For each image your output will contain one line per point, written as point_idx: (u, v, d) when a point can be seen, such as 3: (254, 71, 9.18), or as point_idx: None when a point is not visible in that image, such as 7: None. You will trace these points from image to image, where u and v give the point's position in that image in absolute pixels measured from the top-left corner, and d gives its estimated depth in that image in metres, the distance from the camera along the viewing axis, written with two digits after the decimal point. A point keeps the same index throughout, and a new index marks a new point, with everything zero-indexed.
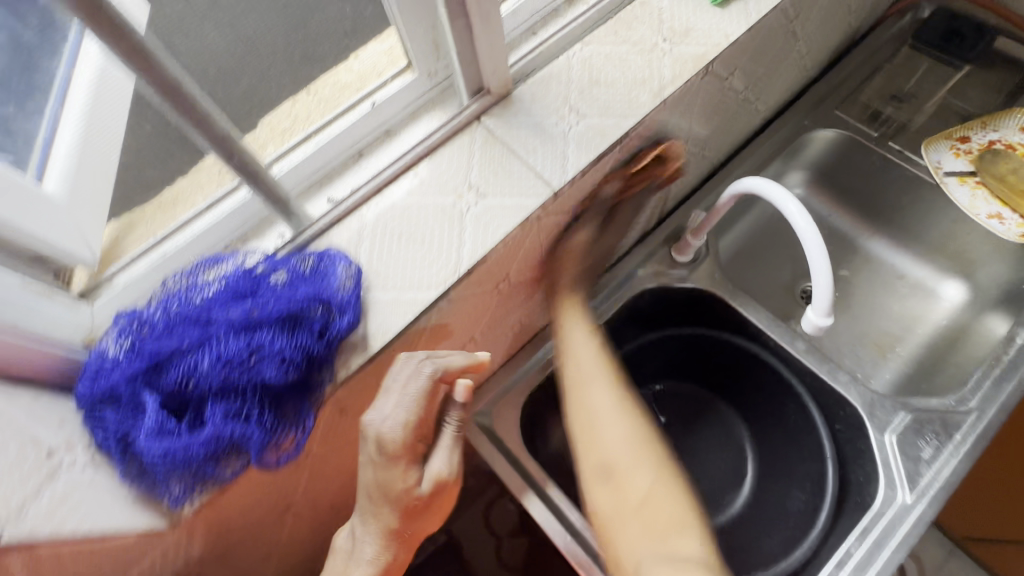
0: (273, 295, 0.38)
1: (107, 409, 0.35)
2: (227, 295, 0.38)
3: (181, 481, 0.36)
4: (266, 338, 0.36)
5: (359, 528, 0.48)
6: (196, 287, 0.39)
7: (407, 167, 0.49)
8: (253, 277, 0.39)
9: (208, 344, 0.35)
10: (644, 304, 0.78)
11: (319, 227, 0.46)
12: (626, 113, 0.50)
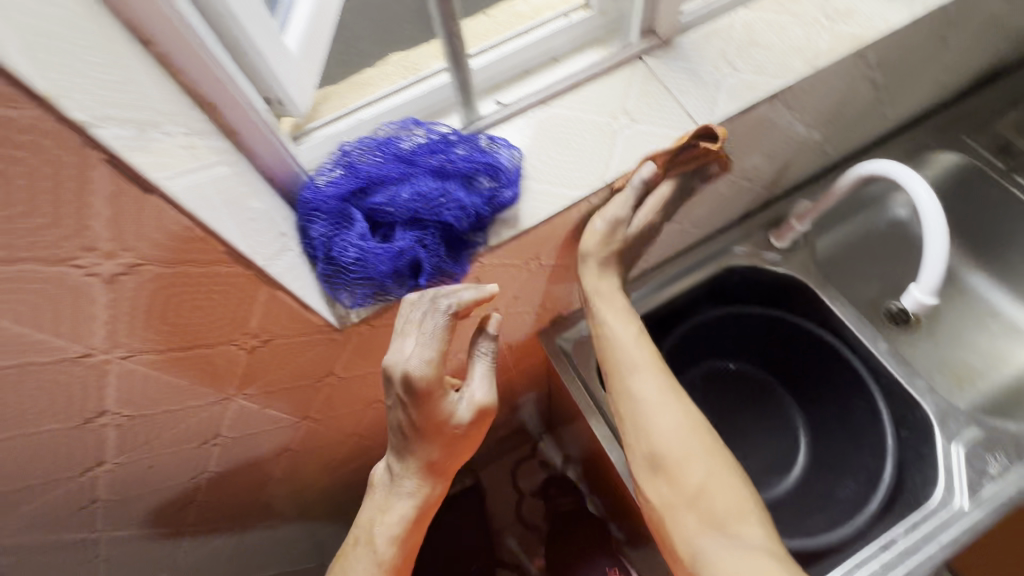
0: (460, 157, 0.46)
1: (317, 215, 0.43)
2: (424, 149, 0.46)
3: (363, 287, 0.44)
4: (454, 188, 0.45)
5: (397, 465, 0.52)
6: (396, 138, 0.46)
7: (569, 87, 0.56)
8: (443, 140, 0.46)
9: (410, 180, 0.44)
10: (732, 278, 0.82)
11: (490, 122, 0.54)
12: (778, 74, 0.54)
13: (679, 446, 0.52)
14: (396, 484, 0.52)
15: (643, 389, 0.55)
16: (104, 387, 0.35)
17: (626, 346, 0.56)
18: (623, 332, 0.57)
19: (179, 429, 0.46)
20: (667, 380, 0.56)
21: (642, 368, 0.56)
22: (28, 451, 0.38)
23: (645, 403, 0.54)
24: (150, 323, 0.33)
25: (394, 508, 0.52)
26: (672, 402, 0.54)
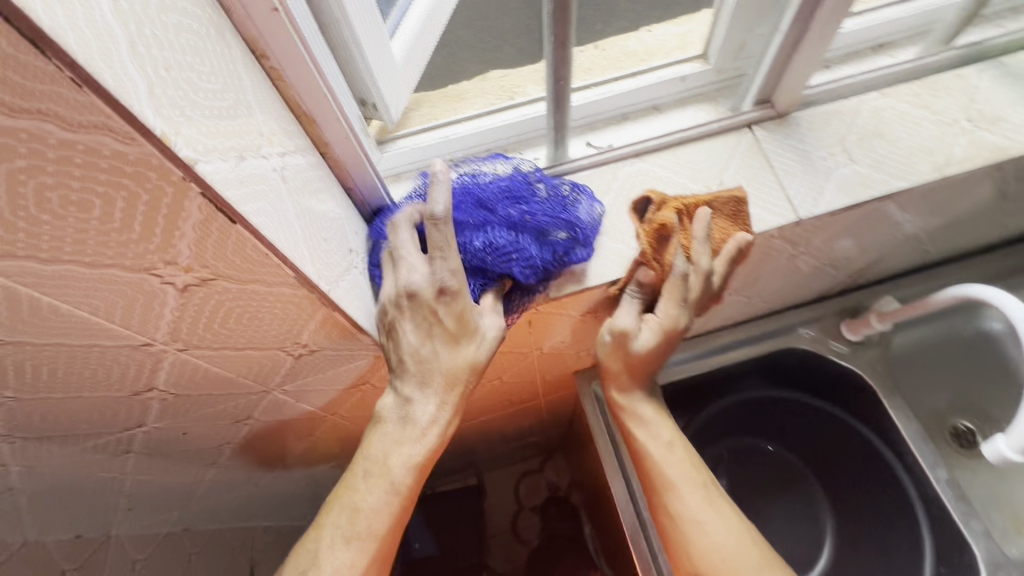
0: (539, 206, 0.44)
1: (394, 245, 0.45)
2: (505, 192, 0.44)
3: None
4: (525, 242, 0.43)
5: (391, 437, 0.43)
6: (481, 175, 0.46)
7: (669, 144, 0.53)
8: (527, 184, 0.45)
9: (486, 229, 0.43)
10: (789, 361, 0.78)
11: (577, 165, 0.52)
12: (897, 174, 0.49)
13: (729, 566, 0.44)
14: (408, 416, 0.43)
15: (685, 502, 0.47)
16: (158, 369, 0.36)
17: (661, 456, 0.49)
18: (660, 443, 0.50)
19: (216, 407, 0.47)
20: (713, 482, 0.49)
21: (684, 478, 0.48)
22: (79, 409, 0.39)
23: (686, 522, 0.47)
24: (209, 325, 0.33)
25: (408, 443, 0.43)
26: (718, 511, 0.47)
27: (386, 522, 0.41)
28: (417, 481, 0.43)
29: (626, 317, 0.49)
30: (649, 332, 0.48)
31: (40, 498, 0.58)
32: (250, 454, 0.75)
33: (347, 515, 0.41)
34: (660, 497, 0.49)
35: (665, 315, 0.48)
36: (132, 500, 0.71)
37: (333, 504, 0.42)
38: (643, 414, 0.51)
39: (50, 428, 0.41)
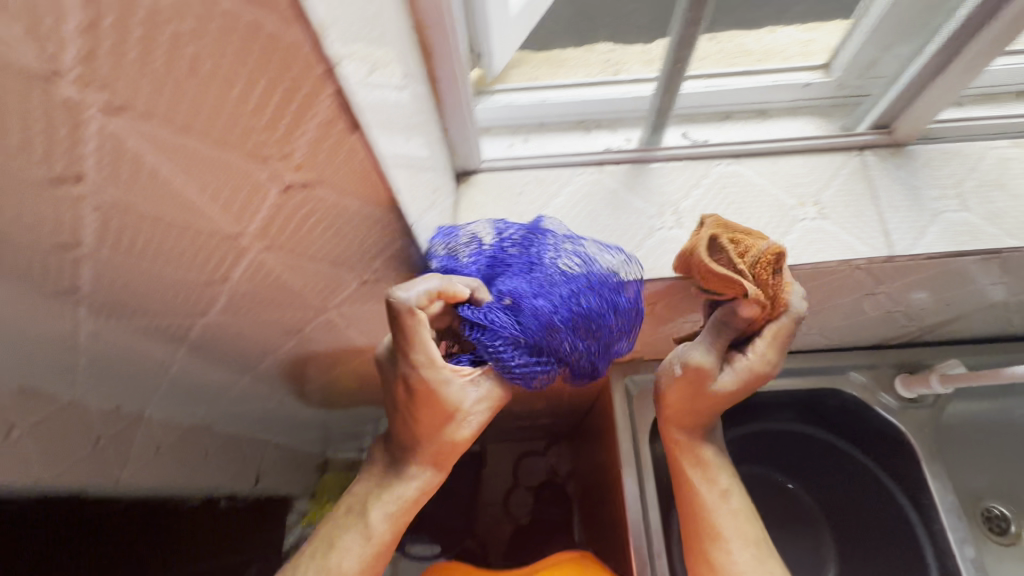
0: (583, 348, 0.41)
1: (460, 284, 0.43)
2: (570, 330, 0.40)
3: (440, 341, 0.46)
4: (545, 375, 0.42)
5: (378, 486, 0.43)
6: (568, 289, 0.41)
7: (771, 151, 0.51)
8: (597, 312, 0.41)
9: (524, 355, 0.41)
10: (832, 402, 0.75)
11: (670, 153, 0.51)
12: (1013, 231, 0.46)
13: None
14: (394, 467, 0.43)
15: (733, 557, 0.45)
16: (237, 263, 0.38)
17: (718, 502, 0.48)
18: (718, 492, 0.48)
19: (271, 314, 0.49)
20: (765, 541, 0.47)
21: (739, 531, 0.46)
22: (154, 286, 0.41)
23: None
24: (294, 231, 0.34)
25: (390, 491, 0.42)
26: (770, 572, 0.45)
27: (359, 567, 0.40)
28: (395, 531, 0.42)
29: (705, 352, 0.44)
30: (735, 371, 0.44)
31: (95, 362, 0.62)
32: (282, 371, 0.78)
33: (322, 551, 0.40)
34: (707, 545, 0.47)
35: (756, 359, 0.44)
36: (170, 385, 0.76)
37: (311, 541, 0.42)
38: (704, 460, 0.50)
39: (124, 298, 0.43)
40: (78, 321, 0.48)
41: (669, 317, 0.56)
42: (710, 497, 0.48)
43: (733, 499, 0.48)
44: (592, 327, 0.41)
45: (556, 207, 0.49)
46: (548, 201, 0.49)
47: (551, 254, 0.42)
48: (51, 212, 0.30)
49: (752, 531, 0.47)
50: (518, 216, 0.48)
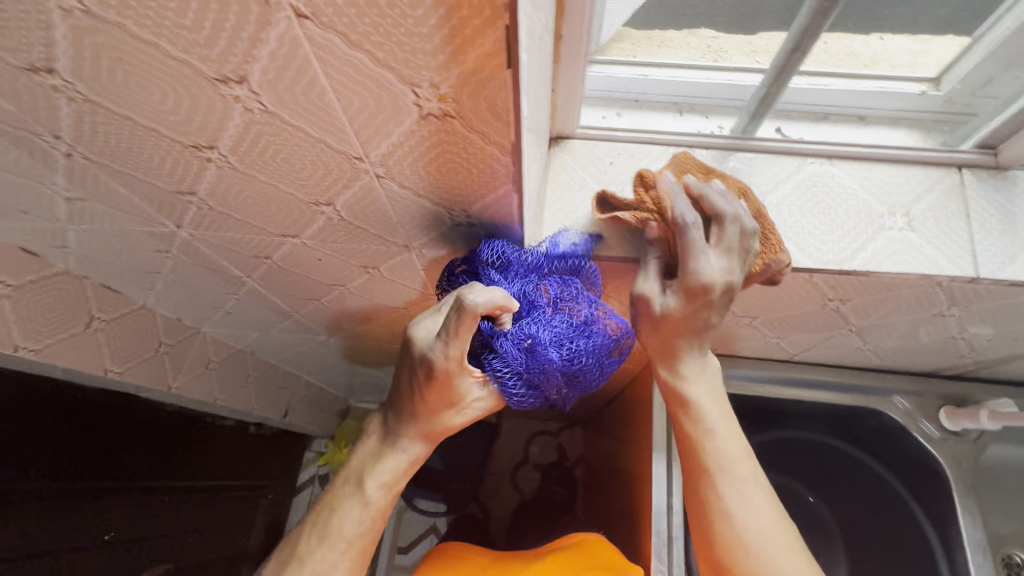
0: (566, 385, 0.48)
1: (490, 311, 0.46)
2: (563, 374, 0.46)
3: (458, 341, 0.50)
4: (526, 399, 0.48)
5: (376, 455, 0.48)
6: (578, 346, 0.45)
7: (867, 157, 0.51)
8: (588, 361, 0.47)
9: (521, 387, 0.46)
10: (865, 422, 0.76)
11: (764, 143, 0.51)
12: None
13: (761, 555, 0.44)
14: (389, 437, 0.48)
15: (721, 492, 0.47)
16: (348, 186, 0.40)
17: (708, 442, 0.48)
18: (709, 433, 0.48)
19: (358, 246, 0.51)
20: (757, 475, 0.48)
21: (729, 468, 0.47)
22: (263, 200, 0.44)
23: (721, 514, 0.46)
24: (413, 161, 0.36)
25: (386, 460, 0.47)
26: (758, 501, 0.46)
27: (362, 529, 0.45)
28: (391, 497, 0.47)
29: (652, 283, 0.44)
30: (680, 292, 0.43)
31: (176, 272, 0.66)
32: (337, 312, 0.81)
33: (330, 518, 0.46)
34: (697, 484, 0.48)
35: (690, 273, 0.42)
36: (232, 306, 0.80)
37: (318, 506, 0.48)
38: (693, 401, 0.48)
39: (230, 208, 0.46)
40: (181, 223, 0.51)
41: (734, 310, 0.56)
42: (694, 428, 0.49)
43: (725, 435, 0.48)
44: (580, 371, 0.47)
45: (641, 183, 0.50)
46: (634, 177, 0.51)
47: (574, 304, 0.46)
48: (206, 111, 0.33)
49: (736, 465, 0.47)
50: (605, 187, 0.50)
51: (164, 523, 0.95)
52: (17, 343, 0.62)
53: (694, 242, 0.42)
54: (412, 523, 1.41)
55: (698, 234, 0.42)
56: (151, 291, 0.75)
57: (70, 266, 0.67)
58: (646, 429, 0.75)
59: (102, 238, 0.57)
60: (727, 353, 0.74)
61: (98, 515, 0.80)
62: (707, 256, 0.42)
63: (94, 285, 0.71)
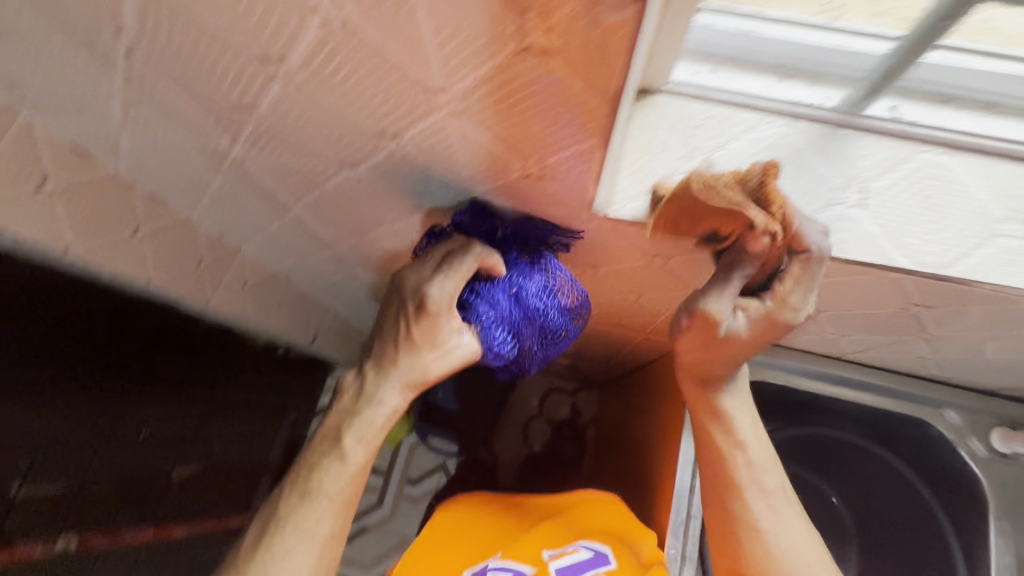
0: (534, 338, 0.58)
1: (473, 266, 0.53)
2: (539, 324, 0.56)
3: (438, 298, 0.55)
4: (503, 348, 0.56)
5: (359, 409, 0.53)
6: (547, 302, 0.55)
7: (993, 151, 0.45)
8: (554, 317, 0.57)
9: (503, 332, 0.55)
10: (906, 432, 0.74)
11: (878, 123, 0.46)
12: None
13: (778, 547, 0.56)
14: (369, 392, 0.54)
15: (749, 505, 0.58)
16: (420, 120, 0.37)
17: (739, 458, 0.59)
18: (740, 445, 0.59)
19: (416, 185, 0.49)
20: (778, 488, 0.58)
21: (760, 481, 0.58)
22: (326, 125, 0.41)
23: (746, 524, 0.57)
24: (498, 101, 0.33)
25: (365, 417, 0.53)
26: (786, 516, 0.57)
27: (343, 484, 0.51)
28: (366, 454, 0.53)
29: (720, 303, 0.45)
30: (763, 322, 0.45)
31: (225, 189, 0.65)
32: (379, 249, 0.80)
33: (313, 476, 0.52)
34: (727, 499, 0.59)
35: (783, 308, 0.43)
36: (275, 231, 0.79)
37: (297, 475, 0.53)
38: (732, 424, 0.59)
39: (290, 130, 0.44)
40: (237, 139, 0.49)
41: None
42: (722, 440, 0.59)
43: (755, 449, 0.59)
44: (546, 325, 0.57)
45: (734, 150, 0.45)
46: (727, 143, 0.45)
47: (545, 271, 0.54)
48: (283, 18, 0.30)
49: (761, 483, 0.58)
50: (691, 151, 0.45)
51: (190, 426, 1.00)
52: (68, 244, 0.64)
53: (803, 282, 0.42)
54: (424, 458, 1.47)
55: (814, 273, 0.42)
56: (198, 206, 0.74)
57: (121, 171, 0.66)
58: (679, 405, 0.74)
59: (155, 146, 0.55)
60: (778, 342, 0.70)
61: (130, 412, 0.85)
62: (799, 295, 0.43)
63: (142, 193, 0.70)
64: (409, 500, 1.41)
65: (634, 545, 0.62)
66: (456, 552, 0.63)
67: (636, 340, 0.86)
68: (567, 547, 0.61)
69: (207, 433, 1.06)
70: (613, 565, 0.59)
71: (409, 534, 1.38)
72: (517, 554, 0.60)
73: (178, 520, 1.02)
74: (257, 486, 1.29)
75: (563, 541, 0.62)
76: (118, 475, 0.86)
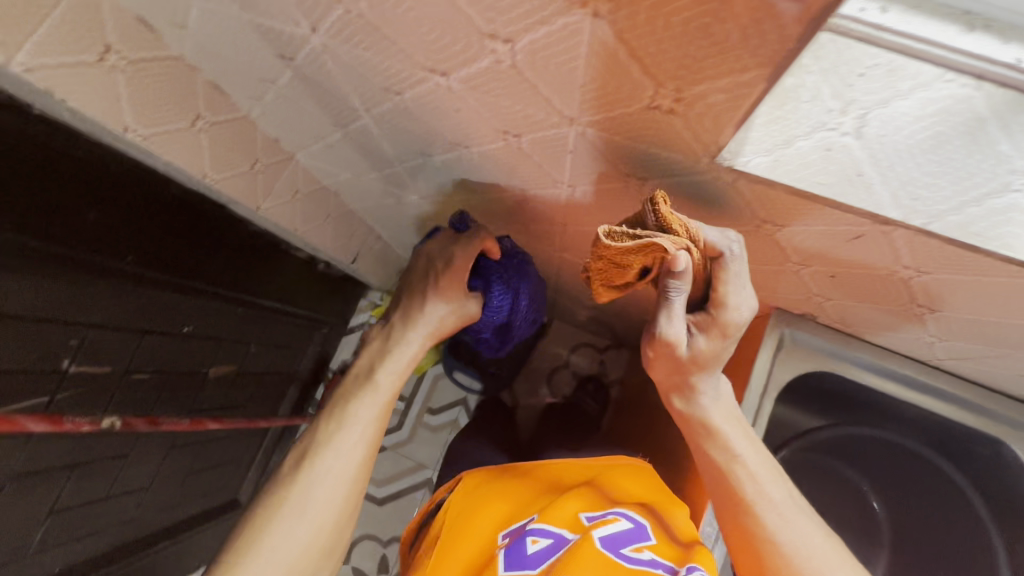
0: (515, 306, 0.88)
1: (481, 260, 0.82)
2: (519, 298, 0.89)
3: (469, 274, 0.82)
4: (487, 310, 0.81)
5: (382, 359, 0.64)
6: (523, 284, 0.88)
7: None
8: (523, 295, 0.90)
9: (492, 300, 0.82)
10: (974, 448, 0.68)
11: None
12: None
13: (796, 555, 0.51)
14: (392, 337, 0.66)
15: (761, 518, 0.54)
16: (542, 23, 0.31)
17: (741, 471, 0.56)
18: (736, 459, 0.57)
19: (511, 105, 0.43)
20: (790, 499, 0.55)
21: (765, 492, 0.55)
22: (424, 19, 0.36)
23: (761, 539, 0.53)
24: (656, 6, 0.27)
25: (389, 360, 0.63)
26: (799, 523, 0.53)
27: (370, 422, 0.59)
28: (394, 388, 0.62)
29: (676, 327, 0.52)
30: (715, 333, 0.52)
31: (292, 86, 0.60)
32: (441, 175, 0.75)
33: (351, 406, 0.59)
34: (738, 515, 0.55)
35: (726, 316, 0.51)
36: (334, 140, 0.75)
37: (328, 420, 0.58)
38: (723, 438, 0.57)
39: (383, 21, 0.38)
40: (317, 28, 0.43)
41: (924, 291, 0.47)
42: (721, 456, 0.57)
43: (752, 459, 0.57)
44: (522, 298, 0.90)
45: (894, 110, 0.36)
46: (890, 101, 0.35)
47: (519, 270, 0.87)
48: None
49: (770, 494, 0.55)
50: (843, 106, 0.36)
51: (230, 330, 1.02)
52: (126, 125, 0.61)
53: (732, 282, 0.50)
54: (446, 390, 1.47)
55: (741, 272, 0.50)
56: (259, 103, 0.70)
57: (184, 52, 0.61)
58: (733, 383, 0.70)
59: (223, 27, 0.50)
60: (861, 335, 0.65)
61: (174, 305, 0.86)
62: (734, 290, 0.51)
63: (204, 81, 0.66)
64: (426, 428, 1.44)
65: (668, 518, 0.60)
66: (497, 513, 0.62)
67: None
68: (605, 514, 0.58)
69: (245, 336, 1.08)
70: (653, 540, 0.56)
71: (422, 460, 1.42)
72: (554, 517, 0.58)
73: (216, 414, 1.07)
74: (284, 391, 1.33)
75: (599, 505, 0.61)
76: (161, 366, 0.88)
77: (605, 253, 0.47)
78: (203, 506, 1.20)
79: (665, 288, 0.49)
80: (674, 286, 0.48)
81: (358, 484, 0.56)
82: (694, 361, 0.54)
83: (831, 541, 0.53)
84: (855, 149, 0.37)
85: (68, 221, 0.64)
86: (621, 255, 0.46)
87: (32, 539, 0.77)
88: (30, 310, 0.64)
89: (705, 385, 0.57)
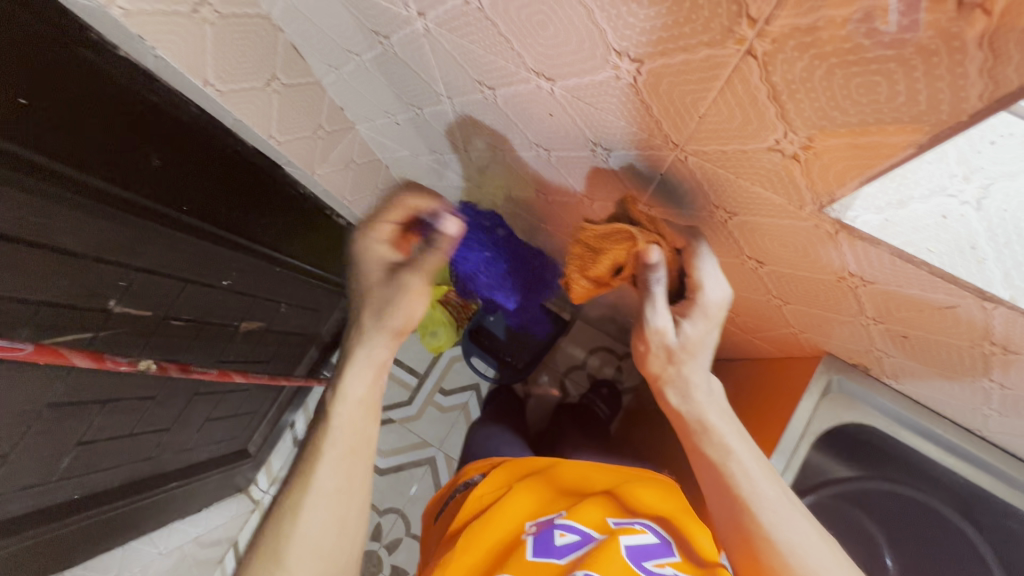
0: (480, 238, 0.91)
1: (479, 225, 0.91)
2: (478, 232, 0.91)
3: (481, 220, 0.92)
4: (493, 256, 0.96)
5: (317, 490, 0.53)
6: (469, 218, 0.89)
7: None
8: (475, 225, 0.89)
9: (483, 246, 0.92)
10: (1005, 521, 0.67)
11: None
12: None
13: (794, 554, 0.47)
14: (312, 458, 0.54)
15: (759, 518, 0.49)
16: (684, 52, 0.30)
17: (736, 468, 0.52)
18: (732, 456, 0.52)
19: (614, 120, 0.42)
20: (784, 489, 0.52)
21: (759, 491, 0.51)
22: (550, 27, 0.34)
23: (760, 537, 0.49)
24: (823, 56, 0.25)
25: (313, 493, 0.53)
26: (795, 520, 0.49)
27: (331, 517, 0.53)
28: (337, 506, 0.54)
29: (660, 320, 0.53)
30: (699, 316, 0.53)
31: (376, 62, 0.59)
32: (503, 168, 0.73)
33: (284, 541, 0.52)
34: (736, 516, 0.51)
35: (706, 298, 0.52)
36: (402, 118, 0.73)
37: (257, 570, 0.51)
38: (717, 434, 0.53)
39: (502, 18, 0.37)
40: (425, 14, 0.42)
41: (1005, 368, 0.45)
42: (715, 453, 0.53)
43: (744, 451, 0.53)
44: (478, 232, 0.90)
45: (1021, 185, 0.34)
46: (1017, 174, 0.33)
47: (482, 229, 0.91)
48: None
49: (767, 490, 0.51)
50: (967, 173, 0.34)
51: (265, 287, 1.01)
52: (208, 79, 0.61)
53: (706, 268, 0.51)
54: (460, 374, 1.47)
55: (710, 254, 0.52)
56: (334, 72, 0.69)
57: (272, 12, 0.60)
58: (769, 422, 0.70)
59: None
60: (911, 393, 0.64)
61: (219, 258, 0.85)
62: (714, 270, 0.51)
63: (285, 43, 0.65)
64: (436, 407, 1.45)
65: (693, 540, 0.59)
66: (522, 510, 0.62)
67: (738, 340, 0.80)
68: (632, 522, 0.58)
69: (276, 295, 1.07)
70: (675, 556, 0.55)
71: (428, 438, 1.43)
72: (584, 518, 0.58)
73: (238, 367, 1.07)
74: (305, 352, 1.34)
75: (625, 514, 0.60)
76: (202, 314, 0.89)
77: (586, 237, 0.58)
78: (213, 453, 1.22)
79: (646, 282, 0.52)
80: (653, 277, 0.51)
81: (334, 558, 0.54)
82: (685, 347, 0.53)
83: (825, 537, 0.49)
84: (972, 220, 0.35)
85: (133, 164, 0.64)
86: (599, 238, 0.56)
87: (58, 466, 0.79)
88: (90, 249, 0.64)
89: (695, 376, 0.55)
